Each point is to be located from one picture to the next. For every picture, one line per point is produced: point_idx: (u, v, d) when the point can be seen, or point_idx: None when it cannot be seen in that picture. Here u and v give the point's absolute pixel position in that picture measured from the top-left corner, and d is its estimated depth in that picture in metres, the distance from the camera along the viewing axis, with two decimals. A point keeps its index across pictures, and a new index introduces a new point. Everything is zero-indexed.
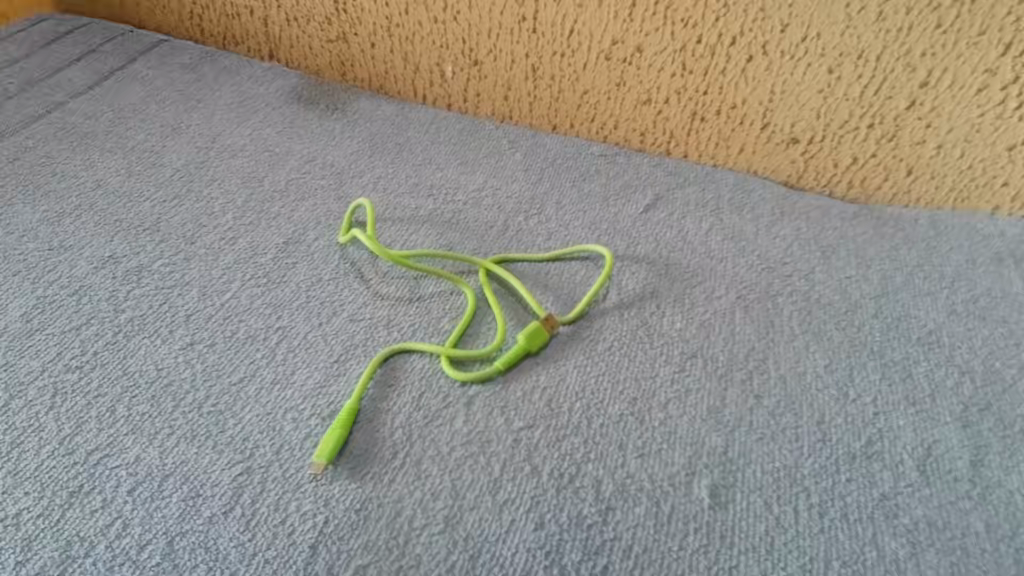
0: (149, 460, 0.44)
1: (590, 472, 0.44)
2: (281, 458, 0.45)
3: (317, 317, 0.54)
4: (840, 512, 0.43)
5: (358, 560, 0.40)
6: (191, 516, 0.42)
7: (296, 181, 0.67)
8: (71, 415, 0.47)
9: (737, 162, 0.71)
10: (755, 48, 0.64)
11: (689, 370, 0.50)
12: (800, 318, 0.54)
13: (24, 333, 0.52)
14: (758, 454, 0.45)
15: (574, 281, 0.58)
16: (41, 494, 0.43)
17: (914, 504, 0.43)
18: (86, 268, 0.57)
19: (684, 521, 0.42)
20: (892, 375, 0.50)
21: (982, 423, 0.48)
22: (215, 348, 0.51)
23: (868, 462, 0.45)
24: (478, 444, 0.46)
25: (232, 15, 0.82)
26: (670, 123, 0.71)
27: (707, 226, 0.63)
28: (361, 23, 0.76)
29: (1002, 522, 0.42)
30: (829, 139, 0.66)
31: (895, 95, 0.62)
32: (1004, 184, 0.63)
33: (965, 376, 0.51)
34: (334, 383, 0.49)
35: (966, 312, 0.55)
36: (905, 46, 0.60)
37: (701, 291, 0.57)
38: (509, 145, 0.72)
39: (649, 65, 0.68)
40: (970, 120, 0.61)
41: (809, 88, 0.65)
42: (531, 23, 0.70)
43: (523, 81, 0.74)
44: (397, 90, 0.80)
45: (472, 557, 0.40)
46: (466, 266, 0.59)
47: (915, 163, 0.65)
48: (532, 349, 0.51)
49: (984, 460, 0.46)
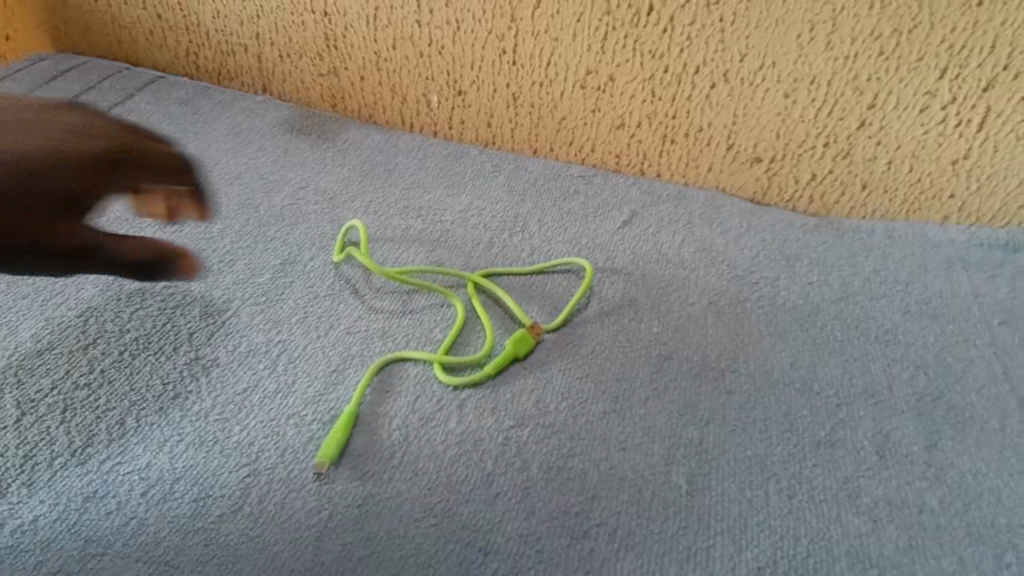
0: (160, 465, 0.47)
1: (576, 465, 0.48)
2: (286, 460, 0.48)
3: (315, 331, 0.57)
4: (807, 494, 0.46)
5: (361, 551, 0.43)
6: (203, 515, 0.44)
7: (290, 207, 0.70)
8: (82, 427, 0.49)
9: (706, 180, 0.75)
10: (716, 76, 0.69)
11: (667, 370, 0.54)
12: (767, 321, 0.59)
13: (34, 352, 0.54)
14: (732, 445, 0.49)
15: (557, 292, 0.62)
16: (57, 502, 0.45)
17: (874, 485, 0.47)
18: (92, 291, 0.60)
19: (664, 506, 0.45)
20: (852, 371, 0.55)
21: (935, 411, 0.52)
22: (218, 361, 0.54)
23: (833, 448, 0.49)
24: (470, 442, 0.49)
25: (226, 52, 0.86)
26: (643, 145, 0.76)
27: (680, 239, 0.67)
28: (351, 58, 0.81)
29: (955, 499, 0.46)
30: (789, 158, 0.71)
31: (846, 116, 0.67)
32: (951, 196, 0.68)
33: (920, 370, 0.55)
34: (333, 391, 0.52)
35: (919, 312, 0.60)
36: (852, 72, 0.65)
37: (676, 298, 0.61)
38: (492, 169, 0.76)
39: (622, 92, 0.73)
40: (915, 138, 0.66)
41: (768, 112, 0.70)
42: (511, 56, 0.75)
43: (504, 109, 0.78)
44: (385, 119, 0.84)
45: (469, 545, 0.43)
46: (455, 280, 0.63)
47: (869, 178, 0.70)
48: (519, 354, 0.55)
49: (938, 445, 0.50)
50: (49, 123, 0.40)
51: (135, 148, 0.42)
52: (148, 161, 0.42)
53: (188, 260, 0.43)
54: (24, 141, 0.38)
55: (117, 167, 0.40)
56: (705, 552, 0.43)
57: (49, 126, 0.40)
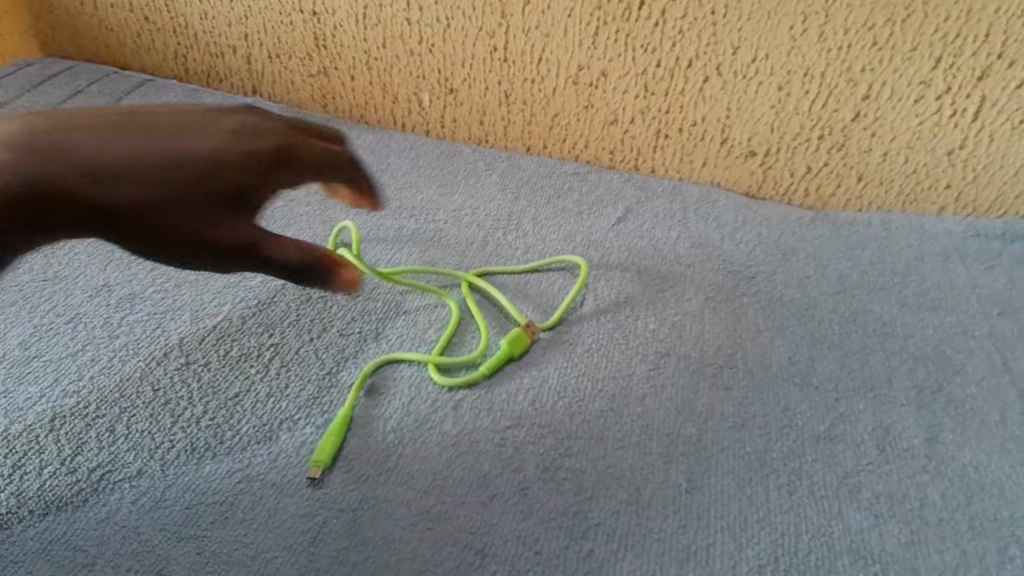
0: (151, 473, 0.46)
1: (573, 465, 0.47)
2: (279, 465, 0.47)
3: (308, 333, 0.57)
4: (807, 490, 0.46)
5: (357, 556, 0.42)
6: (195, 522, 0.44)
7: (282, 209, 0.70)
8: (71, 436, 0.49)
9: (701, 175, 0.75)
10: (709, 70, 0.69)
11: (664, 367, 0.54)
12: (764, 315, 0.58)
13: (22, 360, 0.54)
14: (730, 441, 0.49)
15: (552, 290, 0.61)
16: (46, 511, 0.44)
17: (875, 480, 0.46)
18: (80, 297, 0.59)
19: (663, 505, 0.45)
20: (851, 364, 0.54)
21: (934, 403, 0.51)
22: (210, 366, 0.54)
23: (832, 443, 0.49)
24: (466, 444, 0.48)
25: (215, 54, 0.85)
26: (637, 140, 0.75)
27: (676, 234, 0.67)
28: (341, 57, 0.80)
29: (957, 492, 0.46)
30: (784, 151, 0.71)
31: (841, 107, 0.67)
32: (947, 187, 0.68)
33: (919, 363, 0.54)
34: (327, 394, 0.52)
35: (917, 304, 0.59)
36: (846, 63, 0.65)
37: (672, 294, 0.60)
38: (486, 167, 0.76)
39: (614, 88, 0.73)
40: (910, 128, 0.66)
41: (762, 105, 0.69)
42: (502, 53, 0.74)
43: (497, 107, 0.78)
44: (377, 119, 0.83)
45: (465, 548, 0.43)
46: (449, 280, 0.62)
47: (865, 170, 0.69)
48: (515, 353, 0.54)
49: (938, 438, 0.49)
50: (212, 126, 0.39)
51: (301, 148, 0.41)
52: (313, 164, 0.41)
53: (340, 274, 0.40)
54: (189, 144, 0.38)
55: (286, 167, 0.40)
56: (704, 550, 0.42)
57: (213, 129, 0.39)
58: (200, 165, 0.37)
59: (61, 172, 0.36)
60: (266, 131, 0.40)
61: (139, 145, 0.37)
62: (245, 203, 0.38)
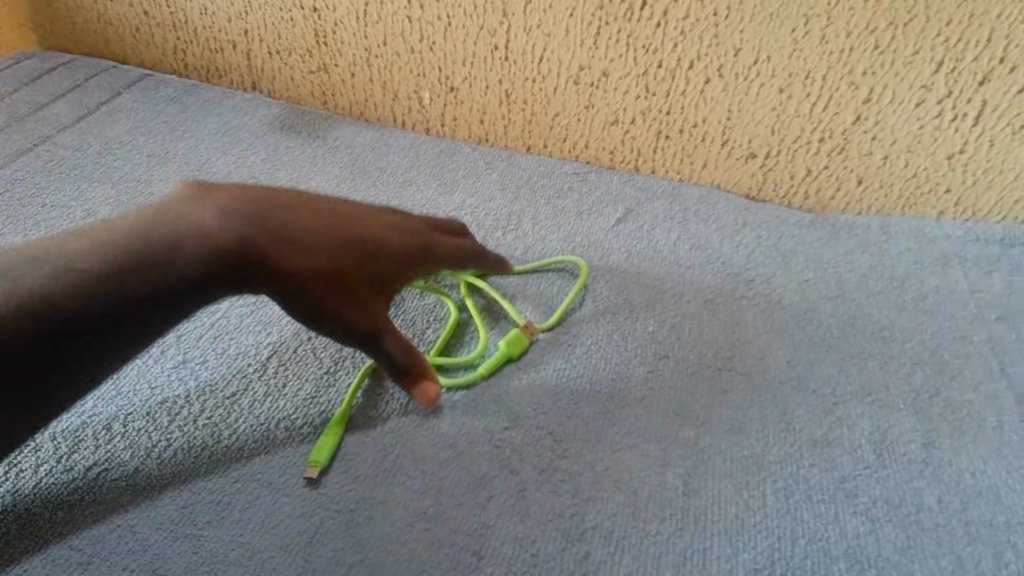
0: (148, 471, 0.46)
1: (570, 467, 0.47)
2: (276, 465, 0.47)
3: (307, 332, 0.57)
4: (804, 494, 0.46)
5: (353, 557, 0.42)
6: (192, 522, 0.44)
7: None
8: (68, 434, 0.48)
9: (701, 176, 0.75)
10: (710, 71, 0.69)
11: (662, 369, 0.54)
12: (762, 318, 0.58)
13: None
14: (728, 444, 0.49)
15: (552, 291, 0.61)
16: (42, 509, 0.44)
17: (871, 484, 0.46)
18: None
19: (659, 507, 0.45)
20: (849, 368, 0.54)
21: (932, 408, 0.51)
22: (207, 365, 0.54)
23: (830, 448, 0.49)
24: (464, 445, 0.48)
25: (214, 50, 0.85)
26: (637, 141, 0.75)
27: (676, 236, 0.67)
28: (341, 55, 0.80)
29: (953, 497, 0.46)
30: (784, 154, 0.71)
31: (841, 111, 0.67)
32: (946, 191, 0.68)
33: (917, 367, 0.54)
34: (325, 394, 0.52)
35: (915, 308, 0.59)
36: (847, 66, 0.64)
37: (671, 296, 0.60)
38: (486, 166, 0.75)
39: (615, 88, 0.73)
40: (911, 132, 0.66)
41: (763, 106, 0.69)
42: (503, 52, 0.74)
43: (497, 106, 0.78)
44: (377, 117, 0.83)
45: (461, 550, 0.42)
46: (448, 280, 0.62)
47: (865, 173, 0.69)
48: (513, 355, 0.54)
49: (935, 443, 0.49)
50: (367, 218, 0.48)
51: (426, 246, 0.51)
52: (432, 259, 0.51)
53: (428, 384, 0.47)
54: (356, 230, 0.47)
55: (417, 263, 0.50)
56: (701, 554, 0.42)
57: (370, 221, 0.48)
58: (366, 252, 0.46)
59: (264, 239, 0.42)
60: (405, 229, 0.50)
61: (318, 227, 0.44)
62: (385, 291, 0.47)
